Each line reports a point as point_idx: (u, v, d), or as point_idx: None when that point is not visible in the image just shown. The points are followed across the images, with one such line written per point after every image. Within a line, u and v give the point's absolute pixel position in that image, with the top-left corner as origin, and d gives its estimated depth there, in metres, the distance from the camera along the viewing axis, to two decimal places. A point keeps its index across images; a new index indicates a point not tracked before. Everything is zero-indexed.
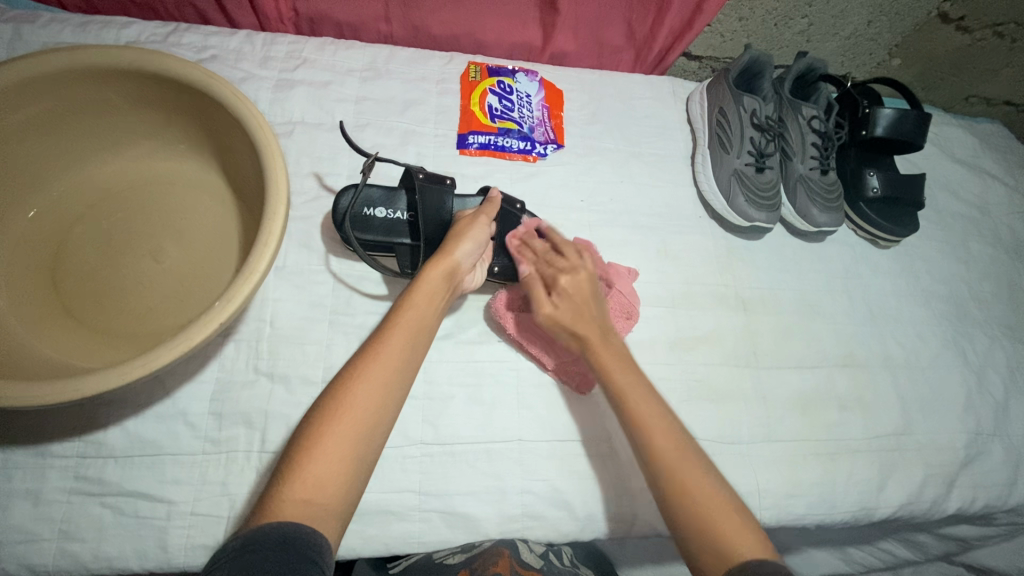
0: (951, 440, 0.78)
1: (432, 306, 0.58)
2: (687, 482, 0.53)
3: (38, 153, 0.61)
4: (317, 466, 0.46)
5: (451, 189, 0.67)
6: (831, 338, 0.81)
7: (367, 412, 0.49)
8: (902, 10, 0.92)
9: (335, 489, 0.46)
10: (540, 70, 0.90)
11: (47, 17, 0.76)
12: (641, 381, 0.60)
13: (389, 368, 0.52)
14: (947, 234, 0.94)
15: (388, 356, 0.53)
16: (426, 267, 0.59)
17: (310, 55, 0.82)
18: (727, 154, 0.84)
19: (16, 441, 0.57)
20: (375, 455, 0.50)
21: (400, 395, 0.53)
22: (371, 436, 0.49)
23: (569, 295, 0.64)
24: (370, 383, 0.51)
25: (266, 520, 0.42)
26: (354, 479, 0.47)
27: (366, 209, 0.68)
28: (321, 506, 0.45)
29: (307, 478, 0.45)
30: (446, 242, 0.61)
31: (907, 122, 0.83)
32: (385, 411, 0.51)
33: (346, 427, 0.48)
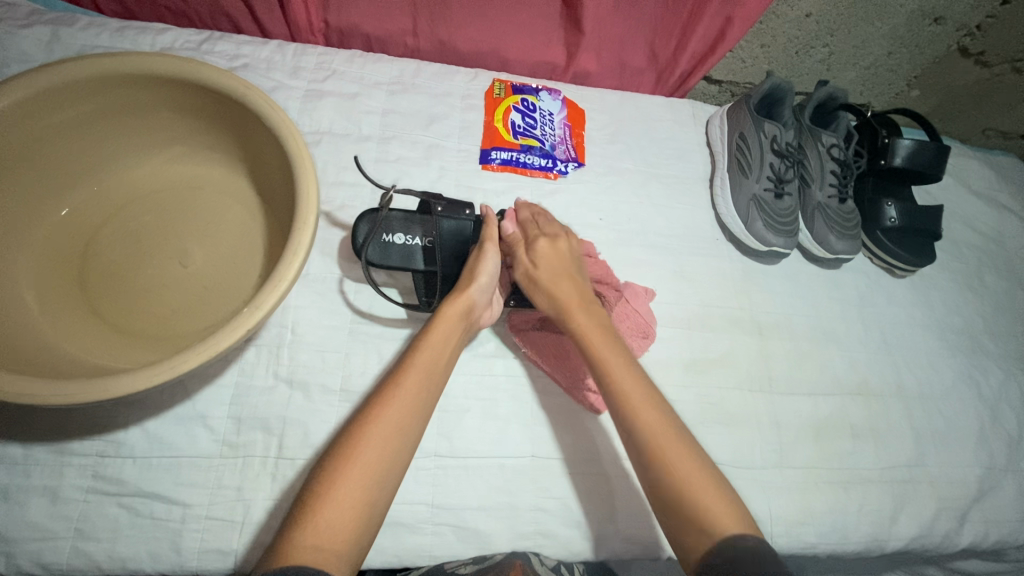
0: (964, 474, 0.78)
1: (448, 345, 0.59)
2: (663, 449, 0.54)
3: (72, 155, 0.62)
4: (330, 508, 0.46)
5: (468, 220, 0.68)
6: (845, 365, 0.81)
7: (380, 456, 0.50)
8: (922, 43, 0.93)
9: (346, 534, 0.45)
10: (563, 89, 0.91)
11: (84, 21, 0.78)
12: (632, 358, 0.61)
13: (406, 407, 0.53)
14: (962, 266, 0.94)
15: (404, 397, 0.53)
16: (442, 307, 0.60)
17: (339, 66, 0.83)
18: (747, 179, 0.85)
19: (37, 438, 0.57)
20: (388, 497, 0.50)
21: (416, 435, 0.53)
22: (385, 478, 0.49)
23: (544, 258, 0.67)
24: (387, 423, 0.51)
25: (279, 563, 0.42)
26: (365, 523, 0.47)
27: (385, 236, 0.67)
28: (334, 549, 0.44)
29: (321, 521, 0.45)
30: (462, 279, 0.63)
31: (927, 154, 0.83)
32: (399, 452, 0.51)
33: (360, 467, 0.48)
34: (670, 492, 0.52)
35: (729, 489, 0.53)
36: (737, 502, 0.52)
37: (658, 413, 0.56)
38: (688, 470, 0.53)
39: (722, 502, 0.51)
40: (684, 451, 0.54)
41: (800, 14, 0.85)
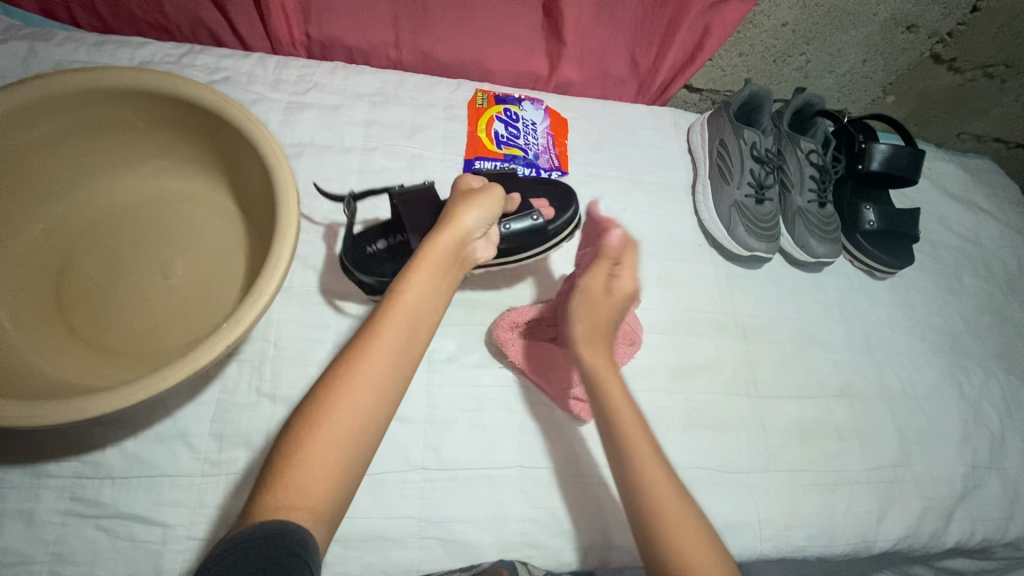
0: (949, 473, 0.79)
1: (436, 289, 0.54)
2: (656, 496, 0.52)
3: (48, 170, 0.61)
4: (303, 468, 0.43)
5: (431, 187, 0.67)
6: (829, 368, 0.82)
7: (362, 407, 0.46)
8: (896, 51, 0.95)
9: (323, 491, 0.43)
10: (545, 99, 0.92)
11: (63, 36, 0.78)
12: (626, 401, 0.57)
13: (391, 355, 0.49)
14: (941, 267, 0.96)
15: (389, 344, 0.49)
16: (435, 241, 0.55)
17: (321, 79, 0.83)
18: (728, 185, 0.86)
19: (12, 460, 0.56)
20: (372, 450, 0.47)
21: (401, 385, 0.50)
22: (368, 431, 0.46)
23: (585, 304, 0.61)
24: (370, 371, 0.48)
25: (250, 521, 0.41)
26: (346, 479, 0.45)
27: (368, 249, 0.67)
28: (309, 508, 0.43)
29: (293, 481, 0.43)
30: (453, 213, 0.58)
31: (903, 158, 0.85)
32: (383, 404, 0.48)
33: (338, 421, 0.45)
34: (656, 537, 0.50)
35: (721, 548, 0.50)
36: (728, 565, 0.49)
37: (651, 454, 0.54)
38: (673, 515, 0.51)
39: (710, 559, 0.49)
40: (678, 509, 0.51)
41: (777, 23, 0.87)
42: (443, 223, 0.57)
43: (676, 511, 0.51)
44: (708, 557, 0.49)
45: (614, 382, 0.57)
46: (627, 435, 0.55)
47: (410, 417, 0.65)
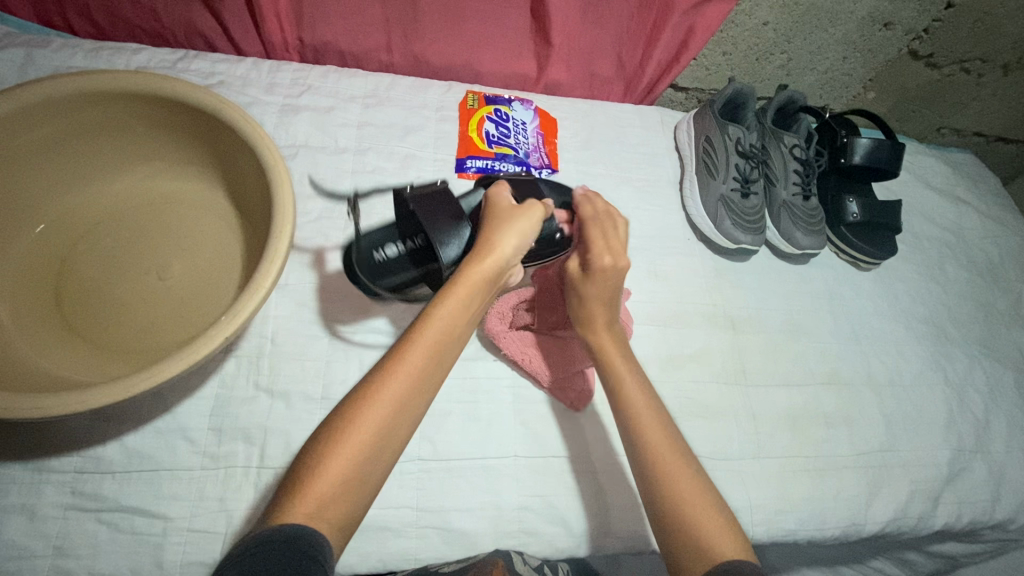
0: (936, 457, 0.80)
1: (464, 310, 0.54)
2: (668, 467, 0.56)
3: (46, 171, 0.62)
4: (323, 479, 0.45)
5: (444, 186, 0.63)
6: (816, 356, 0.83)
7: (381, 427, 0.48)
8: (875, 48, 0.98)
9: (339, 504, 0.45)
10: (534, 99, 0.94)
11: (58, 43, 0.79)
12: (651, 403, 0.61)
13: (415, 374, 0.50)
14: (925, 258, 0.98)
15: (411, 364, 0.50)
16: (471, 261, 0.55)
17: (314, 82, 0.85)
18: (714, 180, 0.88)
19: (13, 456, 0.56)
20: (388, 463, 0.49)
21: (419, 404, 0.50)
22: (384, 450, 0.48)
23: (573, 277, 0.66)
24: (393, 389, 0.49)
25: (270, 524, 0.42)
26: (361, 491, 0.46)
27: (377, 252, 0.64)
28: (328, 516, 0.44)
29: (314, 491, 0.44)
30: (495, 233, 0.57)
31: (883, 151, 0.87)
32: (401, 425, 0.49)
33: (360, 436, 0.47)
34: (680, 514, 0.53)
35: (725, 508, 0.54)
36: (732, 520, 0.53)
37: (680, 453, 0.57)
38: (682, 479, 0.55)
39: (724, 527, 0.52)
40: (688, 475, 0.56)
41: (758, 23, 0.89)
42: (483, 245, 0.56)
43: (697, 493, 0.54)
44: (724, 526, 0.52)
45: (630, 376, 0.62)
46: (625, 393, 0.61)
47: None
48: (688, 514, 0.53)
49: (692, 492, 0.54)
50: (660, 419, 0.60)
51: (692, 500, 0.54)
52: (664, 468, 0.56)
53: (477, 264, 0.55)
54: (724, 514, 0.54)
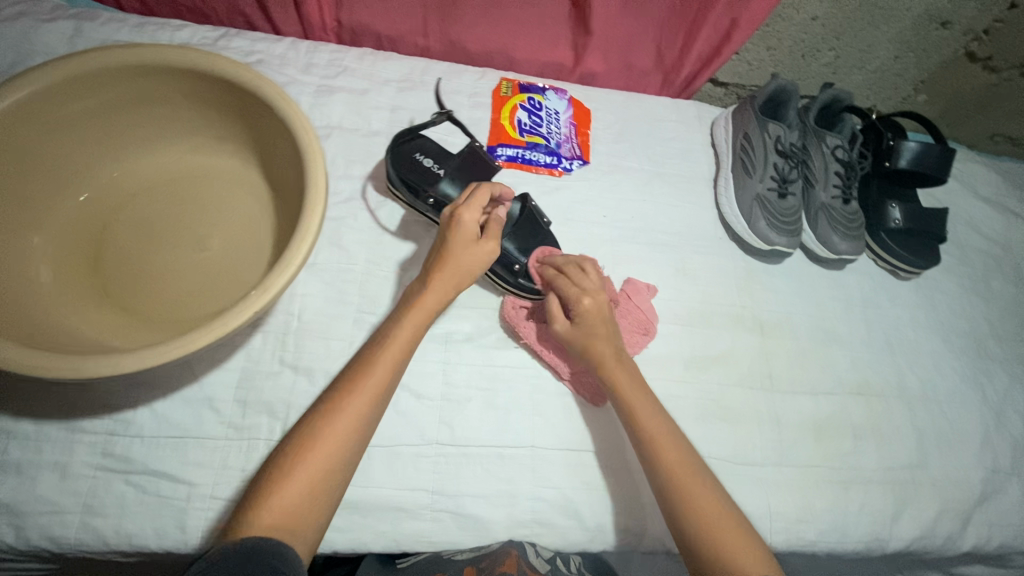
0: (967, 477, 0.77)
1: (415, 339, 0.60)
2: (690, 491, 0.58)
3: (91, 140, 0.64)
4: (286, 491, 0.49)
5: (495, 167, 0.75)
6: (846, 365, 0.81)
7: (338, 441, 0.53)
8: (929, 48, 0.93)
9: (303, 514, 0.49)
10: (569, 89, 0.93)
11: (106, 16, 0.81)
12: (657, 410, 0.63)
13: (365, 395, 0.55)
14: (969, 269, 0.94)
15: (365, 385, 0.56)
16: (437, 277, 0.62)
17: (350, 63, 0.85)
18: (750, 178, 0.85)
19: (50, 415, 0.59)
20: (346, 478, 0.53)
21: (371, 425, 0.56)
22: (343, 462, 0.52)
23: (589, 317, 0.66)
24: (346, 410, 0.54)
25: (239, 536, 0.46)
26: (323, 503, 0.51)
27: (416, 155, 0.73)
28: (293, 526, 0.48)
29: (280, 501, 0.48)
30: (450, 262, 0.62)
31: (932, 156, 0.83)
32: (358, 437, 0.54)
33: (320, 451, 0.51)
34: (698, 535, 0.56)
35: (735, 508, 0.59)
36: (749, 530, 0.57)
37: (698, 475, 0.60)
38: (709, 507, 0.57)
39: (744, 542, 0.55)
40: (711, 498, 0.58)
41: (806, 17, 0.86)
42: (439, 271, 0.62)
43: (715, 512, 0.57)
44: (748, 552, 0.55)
45: (642, 398, 0.64)
46: (653, 434, 0.62)
47: (426, 394, 0.67)
48: (716, 540, 0.55)
49: (714, 515, 0.57)
50: (689, 460, 0.61)
51: (721, 526, 0.56)
52: (701, 505, 0.57)
53: (426, 296, 0.62)
54: (745, 532, 0.56)
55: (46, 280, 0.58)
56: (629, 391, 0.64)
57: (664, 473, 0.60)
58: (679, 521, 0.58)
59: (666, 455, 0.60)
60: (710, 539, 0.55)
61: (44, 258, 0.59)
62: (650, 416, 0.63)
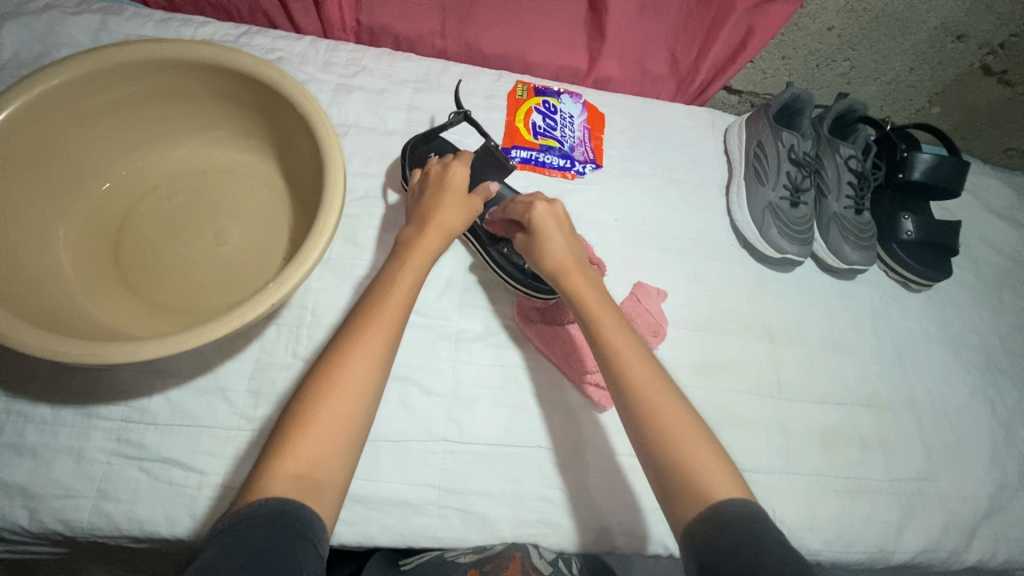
0: (974, 491, 0.77)
1: (419, 281, 0.58)
2: (665, 422, 0.52)
3: (114, 133, 0.65)
4: (306, 443, 0.46)
5: (511, 166, 0.74)
6: (855, 376, 0.81)
7: (357, 386, 0.49)
8: (944, 61, 0.93)
9: (330, 465, 0.46)
10: (584, 93, 0.93)
11: (132, 11, 0.82)
12: (634, 339, 0.58)
13: (380, 337, 0.52)
14: (980, 283, 0.94)
15: (378, 327, 0.53)
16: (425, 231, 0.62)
17: (369, 63, 0.86)
18: (763, 186, 0.85)
19: (67, 401, 0.60)
20: (367, 425, 0.50)
21: (387, 367, 0.52)
22: (359, 413, 0.49)
23: (544, 226, 0.63)
24: (363, 354, 0.51)
25: (255, 496, 0.42)
26: (347, 451, 0.48)
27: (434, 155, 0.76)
28: (315, 480, 0.45)
29: (301, 452, 0.45)
30: (439, 215, 0.63)
31: (945, 168, 0.83)
32: (376, 382, 0.51)
33: (340, 400, 0.48)
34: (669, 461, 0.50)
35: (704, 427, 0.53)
36: (718, 449, 0.51)
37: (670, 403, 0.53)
38: (676, 426, 0.52)
39: (717, 467, 0.50)
40: (686, 425, 0.52)
41: (822, 27, 0.87)
42: (425, 223, 0.63)
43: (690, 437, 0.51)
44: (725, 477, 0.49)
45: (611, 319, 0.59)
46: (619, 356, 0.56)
47: (435, 390, 0.68)
48: (688, 465, 0.50)
49: (681, 437, 0.51)
50: (663, 386, 0.55)
51: (687, 443, 0.51)
52: (670, 431, 0.51)
53: (425, 239, 0.61)
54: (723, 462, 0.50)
55: (68, 268, 0.59)
56: (596, 316, 0.59)
57: (636, 403, 0.53)
58: (644, 445, 0.52)
59: (636, 378, 0.54)
60: (678, 459, 0.50)
61: (66, 246, 0.60)
62: (621, 339, 0.57)
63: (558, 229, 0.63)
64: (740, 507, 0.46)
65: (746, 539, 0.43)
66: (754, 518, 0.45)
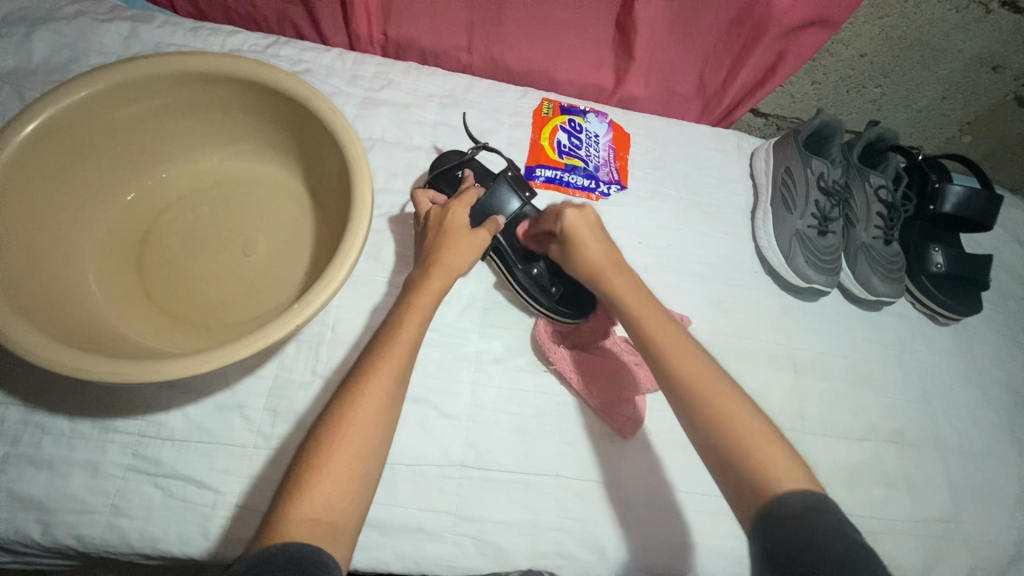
0: (1002, 535, 0.75)
1: (428, 316, 0.57)
2: (719, 406, 0.50)
3: (142, 143, 0.65)
4: (320, 485, 0.45)
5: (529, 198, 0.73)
6: (880, 411, 0.79)
7: (369, 426, 0.49)
8: (978, 91, 0.92)
9: (344, 506, 0.45)
10: (609, 113, 0.92)
11: (161, 19, 0.83)
12: (676, 327, 0.56)
13: (391, 374, 0.51)
14: (1009, 318, 0.92)
15: (388, 365, 0.51)
16: (429, 274, 0.59)
17: (395, 77, 0.86)
18: (790, 214, 0.84)
19: (85, 413, 0.59)
20: (380, 462, 0.50)
21: (398, 405, 0.52)
22: (371, 454, 0.48)
23: (575, 230, 0.61)
24: (373, 393, 0.50)
25: (273, 541, 0.41)
26: (361, 490, 0.47)
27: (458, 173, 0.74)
28: (331, 523, 0.44)
29: (316, 493, 0.44)
30: (444, 256, 0.61)
31: (977, 203, 0.82)
32: (388, 420, 0.50)
33: (353, 440, 0.47)
34: (725, 443, 0.48)
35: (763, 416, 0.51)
36: (774, 431, 0.50)
37: (718, 380, 0.52)
38: (727, 405, 0.50)
39: (777, 449, 0.48)
40: (736, 406, 0.50)
41: (855, 53, 0.85)
42: (432, 266, 0.60)
43: (746, 421, 0.49)
44: (784, 460, 0.47)
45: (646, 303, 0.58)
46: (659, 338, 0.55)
47: (454, 414, 0.66)
48: (748, 451, 0.47)
49: (738, 419, 0.49)
50: (709, 367, 0.53)
51: (744, 428, 0.49)
52: (718, 411, 0.50)
53: (430, 282, 0.59)
54: (783, 445, 0.48)
55: (90, 279, 0.59)
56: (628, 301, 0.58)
57: (677, 387, 0.52)
58: (696, 429, 0.51)
59: (677, 356, 0.53)
60: (733, 442, 0.48)
61: (88, 256, 0.60)
62: (659, 325, 0.56)
63: (590, 236, 0.61)
64: (802, 499, 0.44)
65: (810, 535, 0.41)
66: (819, 510, 0.43)
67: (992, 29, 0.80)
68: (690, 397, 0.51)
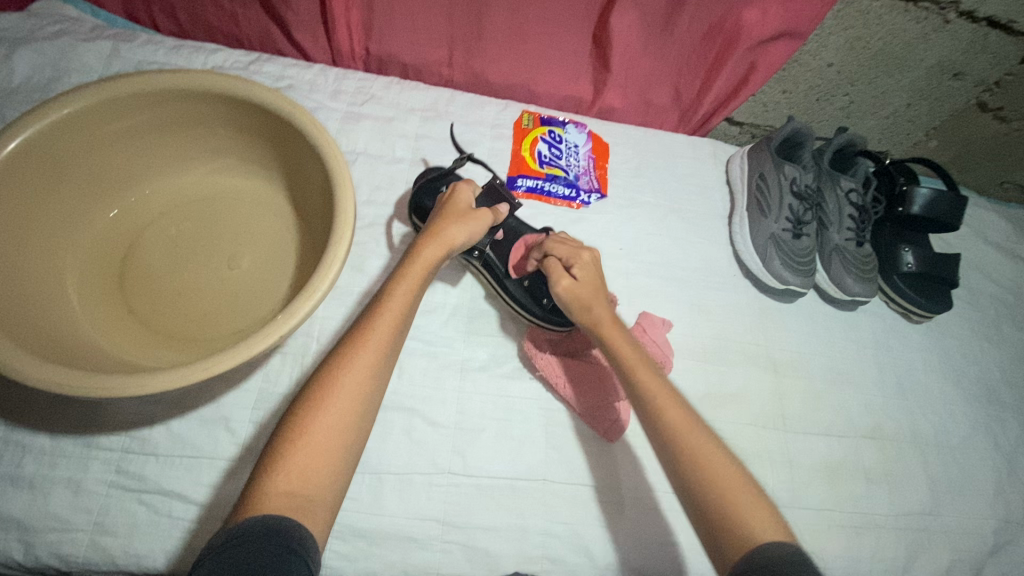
0: (979, 526, 0.77)
1: (418, 290, 0.57)
2: (701, 454, 0.51)
3: (125, 159, 0.65)
4: (297, 458, 0.45)
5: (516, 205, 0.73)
6: (858, 408, 0.81)
7: (352, 401, 0.48)
8: (941, 97, 0.95)
9: (321, 480, 0.45)
10: (588, 123, 0.95)
11: (144, 38, 0.83)
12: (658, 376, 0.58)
13: (376, 346, 0.51)
14: (980, 315, 0.94)
15: (374, 340, 0.51)
16: (426, 241, 0.60)
17: (377, 91, 0.88)
18: (765, 218, 0.86)
19: (67, 430, 0.59)
20: (361, 440, 0.49)
21: (383, 382, 0.51)
22: (352, 431, 0.48)
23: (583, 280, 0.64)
24: (357, 368, 0.49)
25: (249, 512, 0.41)
26: (339, 467, 0.47)
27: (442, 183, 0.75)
28: (307, 497, 0.44)
29: (294, 467, 0.44)
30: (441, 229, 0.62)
31: (943, 204, 0.84)
32: (371, 395, 0.50)
33: (334, 414, 0.47)
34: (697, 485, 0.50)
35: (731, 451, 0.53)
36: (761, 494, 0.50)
37: (702, 433, 0.53)
38: (705, 448, 0.52)
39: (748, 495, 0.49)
40: (709, 448, 0.52)
41: (823, 63, 0.89)
42: (432, 236, 0.61)
43: (719, 463, 0.51)
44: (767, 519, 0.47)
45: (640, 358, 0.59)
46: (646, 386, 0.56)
47: (440, 422, 0.67)
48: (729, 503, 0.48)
49: (717, 465, 0.51)
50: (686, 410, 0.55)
51: (721, 472, 0.50)
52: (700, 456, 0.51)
53: (424, 251, 0.59)
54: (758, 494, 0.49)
55: (72, 295, 0.59)
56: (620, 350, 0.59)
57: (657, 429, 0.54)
58: (676, 470, 0.52)
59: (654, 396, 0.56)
60: (714, 486, 0.49)
61: (69, 272, 0.60)
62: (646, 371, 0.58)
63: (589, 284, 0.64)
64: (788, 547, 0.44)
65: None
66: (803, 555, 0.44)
67: (950, 38, 0.84)
68: (673, 444, 0.53)
